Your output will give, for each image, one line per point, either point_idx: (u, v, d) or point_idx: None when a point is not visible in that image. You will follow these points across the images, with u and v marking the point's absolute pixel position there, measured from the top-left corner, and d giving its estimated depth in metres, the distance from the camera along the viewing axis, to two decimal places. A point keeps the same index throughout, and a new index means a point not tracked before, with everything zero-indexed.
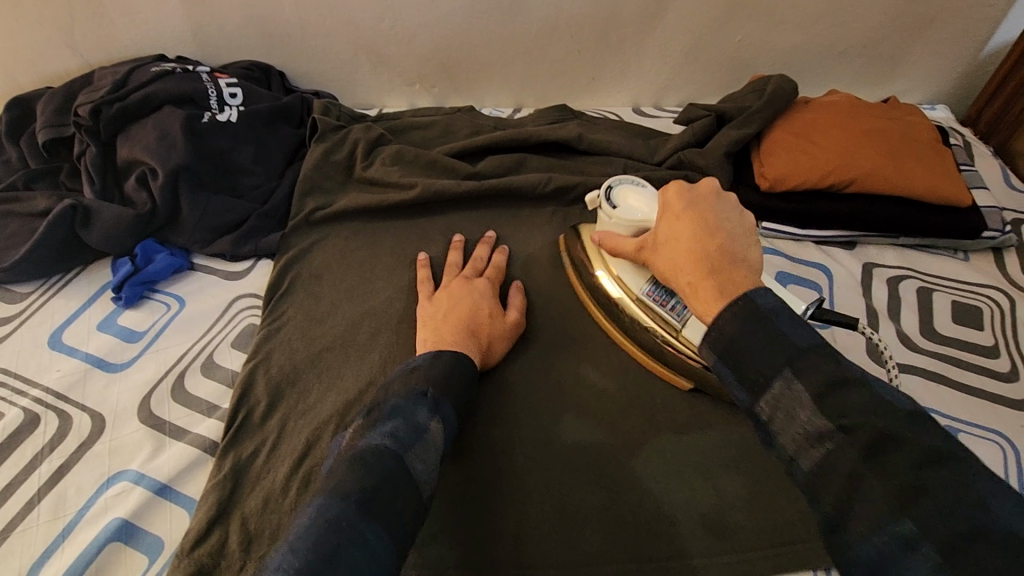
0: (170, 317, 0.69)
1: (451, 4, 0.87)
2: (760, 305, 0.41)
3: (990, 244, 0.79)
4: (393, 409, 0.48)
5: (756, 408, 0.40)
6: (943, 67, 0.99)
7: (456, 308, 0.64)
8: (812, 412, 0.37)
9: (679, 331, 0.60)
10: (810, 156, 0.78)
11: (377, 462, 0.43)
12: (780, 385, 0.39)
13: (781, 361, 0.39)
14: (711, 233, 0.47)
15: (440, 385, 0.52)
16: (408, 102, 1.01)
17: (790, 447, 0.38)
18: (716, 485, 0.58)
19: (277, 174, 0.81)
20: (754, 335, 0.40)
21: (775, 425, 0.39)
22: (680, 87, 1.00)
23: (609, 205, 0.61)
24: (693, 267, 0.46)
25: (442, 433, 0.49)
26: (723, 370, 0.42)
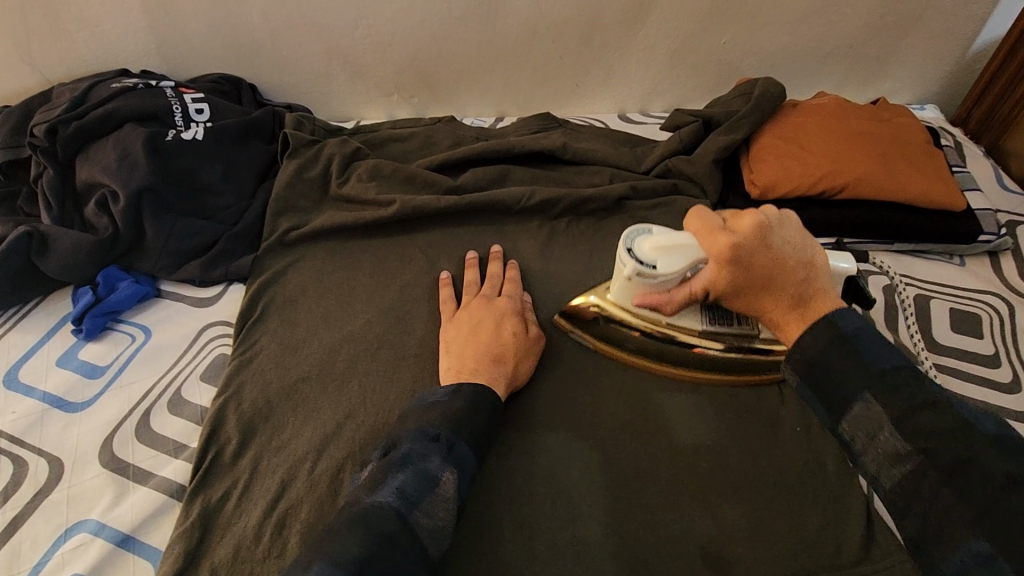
0: (135, 350, 0.66)
1: (427, 11, 0.84)
2: (840, 330, 0.44)
3: (986, 248, 0.77)
4: (404, 457, 0.46)
5: (842, 429, 0.43)
6: (931, 66, 0.97)
7: (477, 331, 0.62)
8: (892, 432, 0.40)
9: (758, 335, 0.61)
10: (799, 161, 0.76)
11: (383, 520, 0.41)
12: (861, 407, 0.42)
13: (862, 384, 0.42)
14: (780, 269, 0.48)
15: (458, 429, 0.49)
16: (386, 114, 0.97)
17: (872, 467, 0.41)
18: (714, 514, 0.55)
19: (249, 193, 0.77)
20: (833, 362, 0.44)
21: (857, 445, 0.42)
22: (665, 91, 0.97)
23: (649, 269, 0.54)
24: (775, 305, 0.49)
25: (455, 484, 0.46)
26: (807, 390, 0.46)
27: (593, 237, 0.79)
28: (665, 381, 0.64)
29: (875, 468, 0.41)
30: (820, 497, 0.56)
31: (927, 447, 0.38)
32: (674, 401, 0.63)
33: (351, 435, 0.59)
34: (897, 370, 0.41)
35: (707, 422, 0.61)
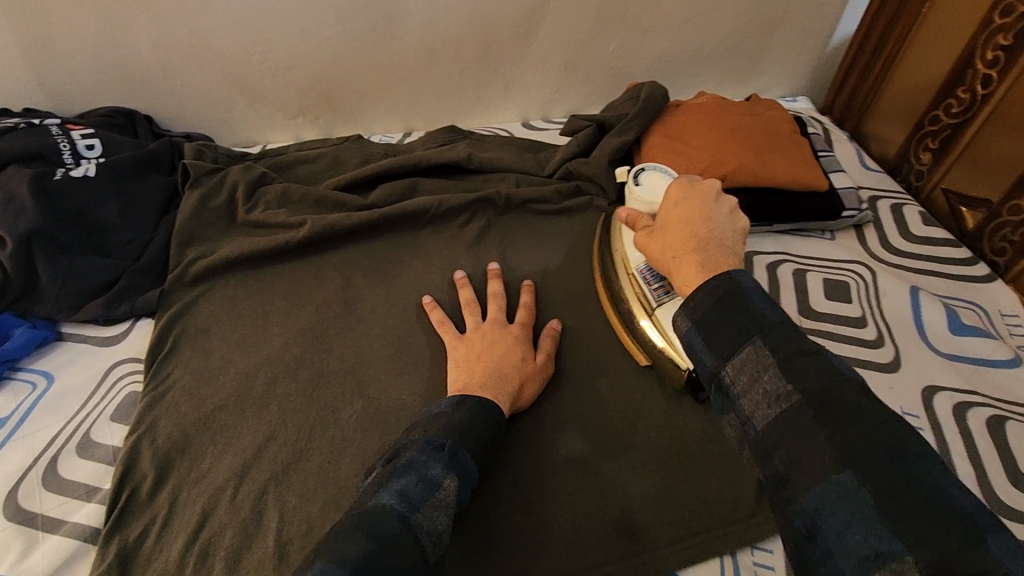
0: (37, 397, 0.63)
1: (323, 34, 0.86)
2: (735, 284, 0.50)
3: (850, 223, 0.87)
4: (407, 465, 0.48)
5: (725, 375, 0.47)
6: (798, 62, 1.07)
7: (490, 353, 0.63)
8: (775, 374, 0.44)
9: (654, 311, 0.66)
10: (685, 157, 0.82)
11: (381, 525, 0.43)
12: (748, 351, 0.46)
13: (749, 331, 0.47)
14: (699, 221, 0.57)
15: (461, 440, 0.51)
16: (293, 136, 0.98)
17: (747, 409, 0.44)
18: (625, 487, 0.60)
19: (151, 227, 0.76)
20: (723, 312, 0.49)
21: (737, 391, 0.46)
22: (564, 98, 1.03)
23: (634, 182, 0.71)
24: (680, 248, 0.56)
25: (457, 491, 0.48)
26: (693, 337, 0.50)
27: (503, 242, 0.82)
28: (577, 369, 0.69)
29: (748, 409, 0.44)
30: (718, 461, 0.62)
31: (812, 392, 0.42)
32: (586, 388, 0.67)
33: (273, 457, 0.60)
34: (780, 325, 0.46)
35: (617, 403, 0.66)
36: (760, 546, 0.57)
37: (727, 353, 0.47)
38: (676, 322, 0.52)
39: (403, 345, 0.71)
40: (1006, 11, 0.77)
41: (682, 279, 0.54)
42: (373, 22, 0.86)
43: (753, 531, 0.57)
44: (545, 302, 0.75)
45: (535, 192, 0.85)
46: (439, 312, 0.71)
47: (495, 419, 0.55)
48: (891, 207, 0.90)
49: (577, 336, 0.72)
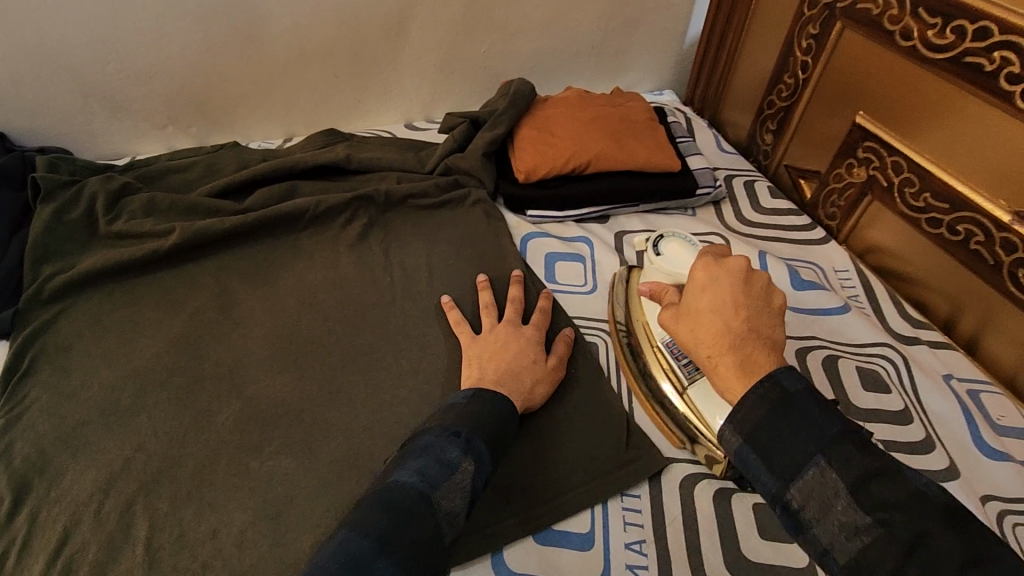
0: None
1: (186, 40, 0.85)
2: (788, 393, 0.45)
3: (708, 199, 0.95)
4: (426, 446, 0.49)
5: (790, 496, 0.43)
6: (658, 58, 1.16)
7: (502, 351, 0.64)
8: (847, 502, 0.40)
9: (685, 390, 0.63)
10: (553, 147, 0.88)
11: (404, 500, 0.45)
12: (814, 474, 0.42)
13: (814, 449, 0.42)
14: (736, 308, 0.51)
15: (477, 427, 0.52)
16: (165, 147, 0.95)
17: (825, 536, 0.41)
18: (506, 456, 0.62)
19: (1, 246, 0.72)
20: (779, 424, 0.44)
21: (809, 512, 0.42)
22: (444, 98, 1.06)
23: (654, 251, 0.66)
24: (718, 341, 0.50)
25: (473, 476, 0.49)
26: (748, 452, 0.46)
27: (388, 238, 0.84)
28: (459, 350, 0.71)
29: (825, 535, 0.41)
30: (590, 421, 0.66)
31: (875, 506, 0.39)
32: None
33: (143, 467, 0.58)
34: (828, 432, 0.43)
35: None
36: (628, 493, 0.61)
37: (790, 475, 0.43)
38: (724, 434, 0.47)
39: (283, 343, 0.70)
40: (812, 4, 0.89)
41: (724, 383, 0.49)
42: (235, 27, 0.86)
43: (621, 480, 0.61)
44: (428, 291, 0.78)
45: (415, 187, 0.87)
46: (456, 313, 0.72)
47: (506, 413, 0.55)
48: (743, 183, 1.00)
49: None
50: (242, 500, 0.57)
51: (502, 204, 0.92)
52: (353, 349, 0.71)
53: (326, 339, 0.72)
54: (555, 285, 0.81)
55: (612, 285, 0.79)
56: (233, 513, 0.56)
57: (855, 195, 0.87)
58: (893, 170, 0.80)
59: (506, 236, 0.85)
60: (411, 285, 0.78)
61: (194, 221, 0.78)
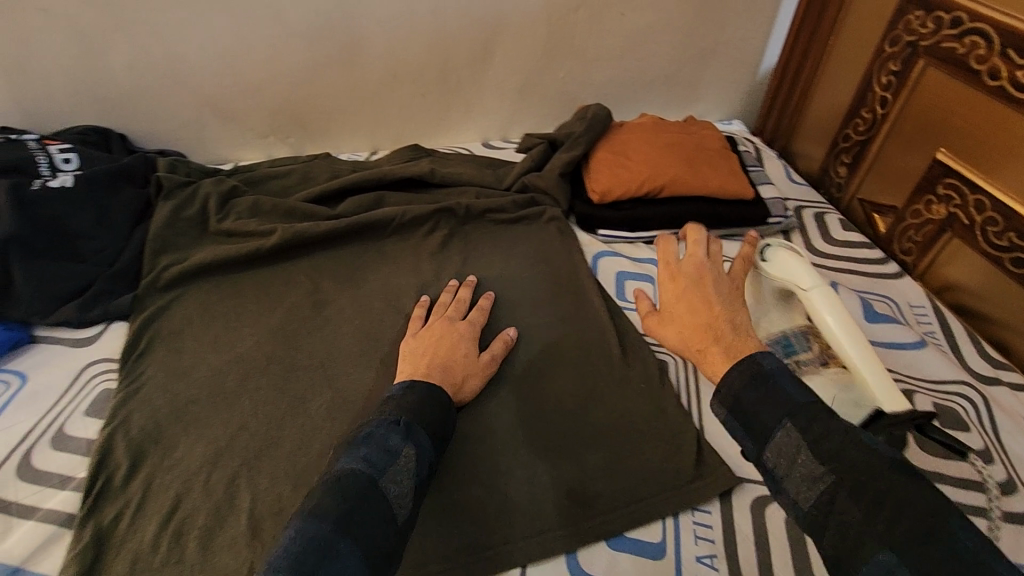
0: (11, 396, 0.65)
1: (293, 59, 0.92)
2: (761, 364, 0.48)
3: (779, 229, 0.96)
4: (365, 437, 0.50)
5: (765, 458, 0.45)
6: (729, 89, 1.19)
7: (440, 345, 0.68)
8: (810, 456, 0.42)
9: None
10: (627, 170, 0.91)
11: (352, 482, 0.45)
12: (781, 435, 0.44)
13: (782, 413, 0.44)
14: (707, 299, 0.56)
15: (414, 416, 0.53)
16: (264, 154, 1.03)
17: (793, 492, 0.42)
18: (579, 462, 0.65)
19: (124, 236, 0.79)
20: (755, 390, 0.47)
21: (780, 471, 0.44)
22: (520, 121, 1.12)
23: (760, 258, 0.72)
24: (698, 335, 0.54)
25: (415, 460, 0.50)
26: (731, 421, 0.48)
27: (466, 248, 0.89)
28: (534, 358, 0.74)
29: (793, 492, 0.42)
30: (661, 435, 0.67)
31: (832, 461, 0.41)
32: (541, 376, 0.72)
33: (246, 445, 0.63)
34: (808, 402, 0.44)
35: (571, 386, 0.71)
36: (699, 508, 0.62)
37: (763, 438, 0.45)
38: (713, 407, 0.50)
39: (369, 340, 0.75)
40: (893, 42, 0.90)
41: (713, 369, 0.52)
42: (337, 48, 0.93)
43: (692, 494, 0.62)
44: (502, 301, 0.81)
45: (494, 202, 0.92)
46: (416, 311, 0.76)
47: (445, 402, 0.58)
48: (814, 215, 1.01)
49: (534, 329, 0.77)
50: None
51: (575, 223, 0.95)
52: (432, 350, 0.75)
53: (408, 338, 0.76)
54: (625, 302, 0.83)
55: (708, 290, 0.84)
56: None
57: (933, 232, 0.86)
58: (975, 208, 0.79)
59: (578, 253, 0.88)
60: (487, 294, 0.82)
61: (292, 224, 0.84)
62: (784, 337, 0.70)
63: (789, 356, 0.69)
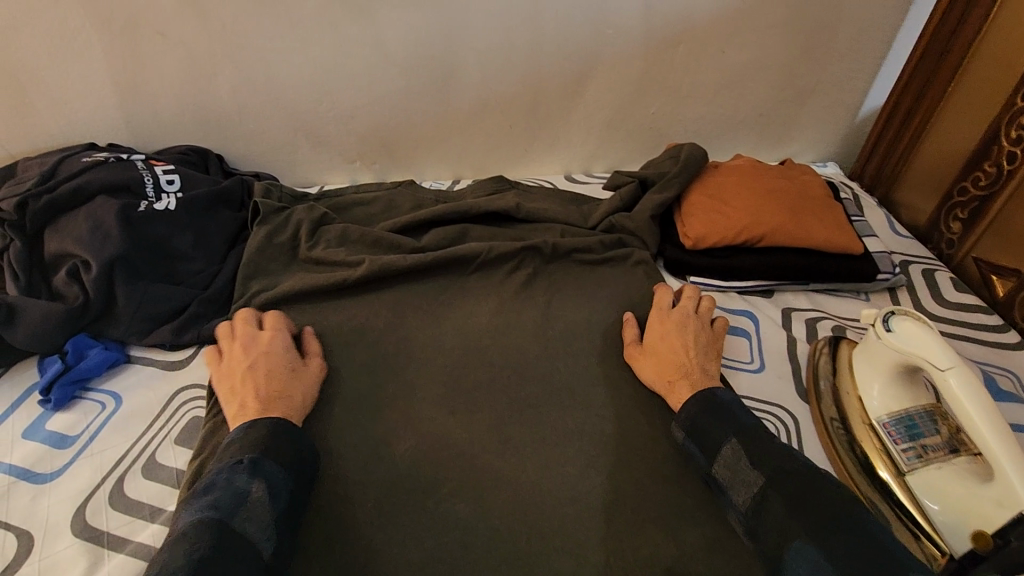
0: (106, 417, 0.66)
1: (387, 88, 0.92)
2: (717, 398, 0.63)
3: (885, 286, 0.89)
4: (210, 485, 0.52)
5: (715, 471, 0.59)
6: (828, 130, 1.12)
7: (253, 374, 0.63)
8: (746, 464, 0.56)
9: (902, 475, 0.62)
10: (725, 216, 0.87)
11: (199, 533, 0.47)
12: (727, 450, 0.58)
13: (728, 433, 0.59)
14: (686, 344, 0.71)
15: (263, 450, 0.55)
16: (348, 179, 1.03)
17: (734, 495, 0.56)
18: (678, 538, 0.59)
19: (220, 258, 0.80)
20: (708, 416, 0.62)
21: (723, 479, 0.58)
22: (605, 155, 1.08)
23: (883, 327, 0.65)
24: (669, 371, 0.69)
25: (267, 493, 0.52)
26: (688, 442, 0.63)
27: (549, 287, 0.85)
28: (626, 414, 0.70)
29: (732, 492, 0.57)
30: None
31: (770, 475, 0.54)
32: (633, 435, 0.68)
33: (332, 489, 0.62)
34: (754, 426, 0.59)
35: (666, 449, 0.67)
36: None
37: (713, 454, 0.59)
38: (675, 429, 0.64)
39: (452, 382, 0.72)
40: None
41: (677, 399, 0.67)
42: (432, 78, 0.92)
43: None
44: (589, 348, 0.77)
45: (581, 242, 0.89)
46: (212, 354, 0.68)
47: (292, 429, 0.59)
48: (923, 272, 0.93)
49: (624, 382, 0.73)
50: (419, 539, 0.58)
51: (663, 267, 0.91)
52: (517, 396, 0.71)
53: (491, 383, 0.73)
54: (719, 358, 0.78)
55: (814, 351, 0.77)
56: (410, 548, 0.58)
57: None
58: None
59: None
60: (573, 338, 0.78)
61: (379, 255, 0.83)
62: (908, 417, 0.64)
63: (913, 440, 0.63)
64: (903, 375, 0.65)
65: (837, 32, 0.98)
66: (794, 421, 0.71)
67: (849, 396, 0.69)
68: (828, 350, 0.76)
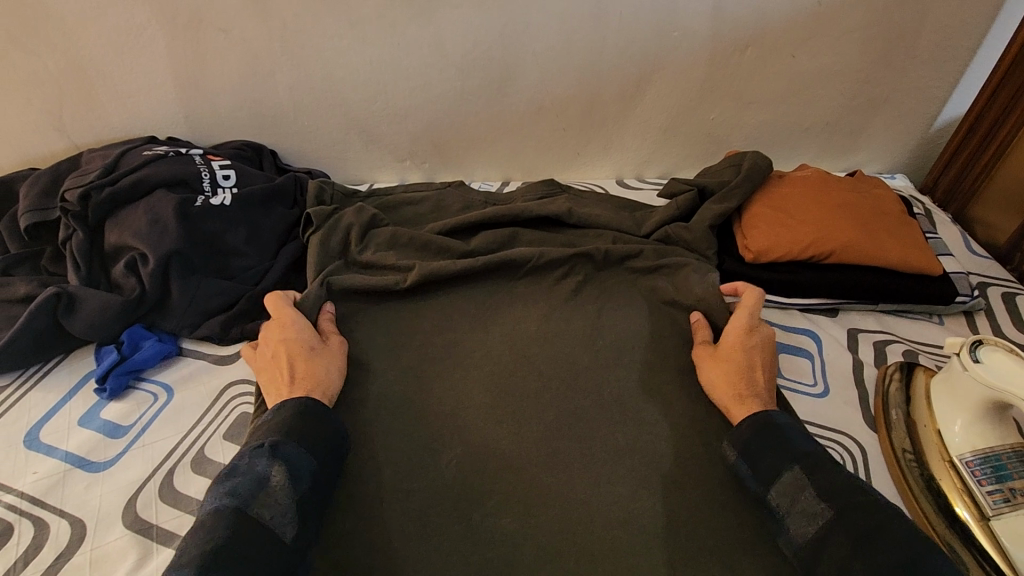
0: (158, 409, 0.66)
1: (441, 88, 0.91)
2: (775, 422, 0.61)
3: (962, 309, 0.83)
4: (235, 471, 0.54)
5: (772, 498, 0.57)
6: (898, 140, 1.06)
7: (276, 364, 0.65)
8: (809, 493, 0.54)
9: (987, 519, 0.57)
10: (792, 229, 0.82)
11: (217, 520, 0.49)
12: (788, 477, 0.56)
13: (787, 460, 0.57)
14: (761, 364, 0.68)
15: (283, 433, 0.56)
16: (397, 177, 1.03)
17: (793, 525, 0.54)
18: (735, 570, 0.56)
19: (271, 255, 0.81)
20: (763, 439, 0.60)
21: (781, 507, 0.56)
22: (659, 161, 1.05)
23: (969, 357, 0.61)
24: (735, 384, 0.66)
25: (286, 476, 0.53)
26: (742, 464, 0.60)
27: (599, 296, 0.82)
28: (680, 433, 0.66)
29: (793, 525, 0.54)
30: None
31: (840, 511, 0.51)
32: (689, 456, 0.65)
33: (376, 494, 0.61)
34: (814, 456, 0.56)
35: (723, 473, 0.63)
36: None
37: (771, 480, 0.57)
38: (725, 448, 0.62)
39: (499, 390, 0.71)
40: None
41: (739, 416, 0.65)
42: (489, 79, 0.91)
43: None
44: (639, 362, 0.74)
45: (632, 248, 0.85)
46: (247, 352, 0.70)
47: (317, 407, 0.60)
48: (1002, 295, 0.86)
49: (678, 399, 0.70)
50: (464, 553, 0.57)
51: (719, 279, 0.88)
52: (565, 408, 0.69)
53: (539, 393, 0.70)
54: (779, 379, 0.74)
55: (882, 377, 0.73)
56: (455, 562, 0.56)
57: None
58: None
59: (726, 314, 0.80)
60: (625, 350, 0.75)
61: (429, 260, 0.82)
62: (994, 456, 0.59)
63: (1000, 482, 0.57)
64: (990, 412, 0.60)
65: (918, 37, 0.92)
66: (863, 451, 0.66)
67: (925, 429, 0.64)
68: (900, 377, 0.71)
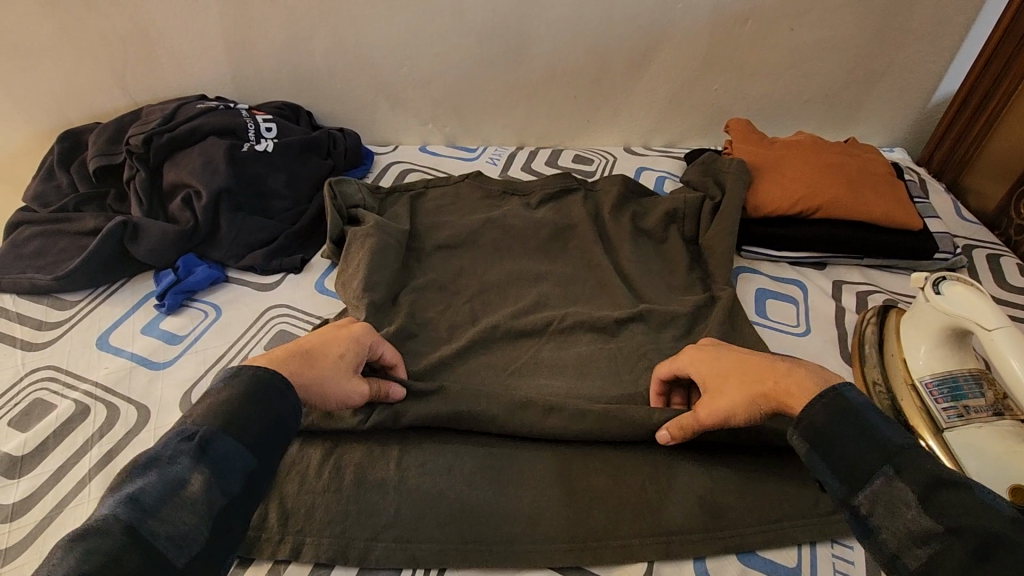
0: (208, 324, 0.75)
1: (462, 54, 0.99)
2: (848, 399, 0.49)
3: (943, 265, 0.88)
4: (151, 463, 0.45)
5: (856, 503, 0.46)
6: (896, 113, 1.11)
7: (325, 339, 0.61)
8: (918, 510, 0.43)
9: (940, 432, 0.63)
10: (783, 187, 0.89)
11: (103, 532, 0.39)
12: (879, 482, 0.45)
13: (876, 455, 0.46)
14: (731, 363, 0.60)
15: (222, 424, 0.47)
16: (420, 139, 1.11)
17: (893, 543, 0.44)
18: (709, 470, 0.63)
19: (306, 200, 0.90)
20: (840, 424, 0.48)
21: (875, 519, 0.45)
22: (666, 129, 1.11)
23: (933, 290, 0.67)
24: (757, 387, 0.56)
25: (209, 486, 0.45)
26: (815, 457, 0.49)
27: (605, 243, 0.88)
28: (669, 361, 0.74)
29: (893, 542, 0.44)
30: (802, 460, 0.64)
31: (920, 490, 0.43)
32: None
33: None
34: None
35: None
36: (840, 541, 0.59)
37: (857, 483, 0.46)
38: (791, 437, 0.51)
39: (507, 320, 0.78)
40: None
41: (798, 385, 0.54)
42: (506, 47, 0.98)
43: (835, 527, 0.59)
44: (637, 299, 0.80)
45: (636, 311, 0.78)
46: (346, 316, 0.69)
47: (276, 390, 0.52)
48: (986, 256, 0.91)
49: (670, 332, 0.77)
50: (472, 449, 0.65)
51: None
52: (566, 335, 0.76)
53: (543, 328, 0.78)
54: (764, 319, 0.80)
55: (862, 320, 0.77)
56: (462, 456, 0.64)
57: None
58: None
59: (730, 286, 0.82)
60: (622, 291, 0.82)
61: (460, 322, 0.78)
62: (952, 378, 0.65)
63: (955, 400, 0.64)
64: (950, 340, 0.66)
65: (914, 11, 0.97)
66: None
67: (893, 361, 0.70)
68: (877, 319, 0.75)
